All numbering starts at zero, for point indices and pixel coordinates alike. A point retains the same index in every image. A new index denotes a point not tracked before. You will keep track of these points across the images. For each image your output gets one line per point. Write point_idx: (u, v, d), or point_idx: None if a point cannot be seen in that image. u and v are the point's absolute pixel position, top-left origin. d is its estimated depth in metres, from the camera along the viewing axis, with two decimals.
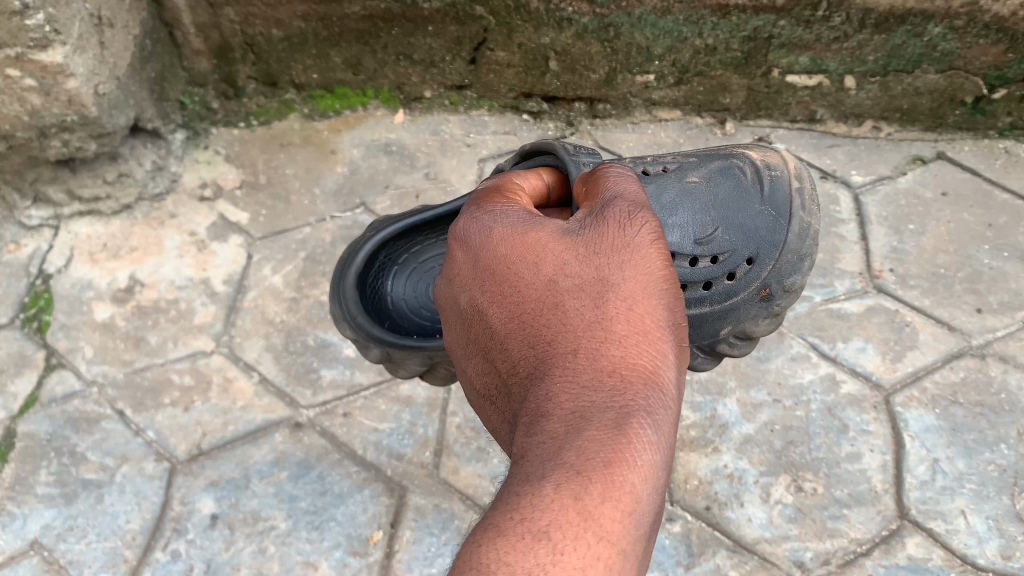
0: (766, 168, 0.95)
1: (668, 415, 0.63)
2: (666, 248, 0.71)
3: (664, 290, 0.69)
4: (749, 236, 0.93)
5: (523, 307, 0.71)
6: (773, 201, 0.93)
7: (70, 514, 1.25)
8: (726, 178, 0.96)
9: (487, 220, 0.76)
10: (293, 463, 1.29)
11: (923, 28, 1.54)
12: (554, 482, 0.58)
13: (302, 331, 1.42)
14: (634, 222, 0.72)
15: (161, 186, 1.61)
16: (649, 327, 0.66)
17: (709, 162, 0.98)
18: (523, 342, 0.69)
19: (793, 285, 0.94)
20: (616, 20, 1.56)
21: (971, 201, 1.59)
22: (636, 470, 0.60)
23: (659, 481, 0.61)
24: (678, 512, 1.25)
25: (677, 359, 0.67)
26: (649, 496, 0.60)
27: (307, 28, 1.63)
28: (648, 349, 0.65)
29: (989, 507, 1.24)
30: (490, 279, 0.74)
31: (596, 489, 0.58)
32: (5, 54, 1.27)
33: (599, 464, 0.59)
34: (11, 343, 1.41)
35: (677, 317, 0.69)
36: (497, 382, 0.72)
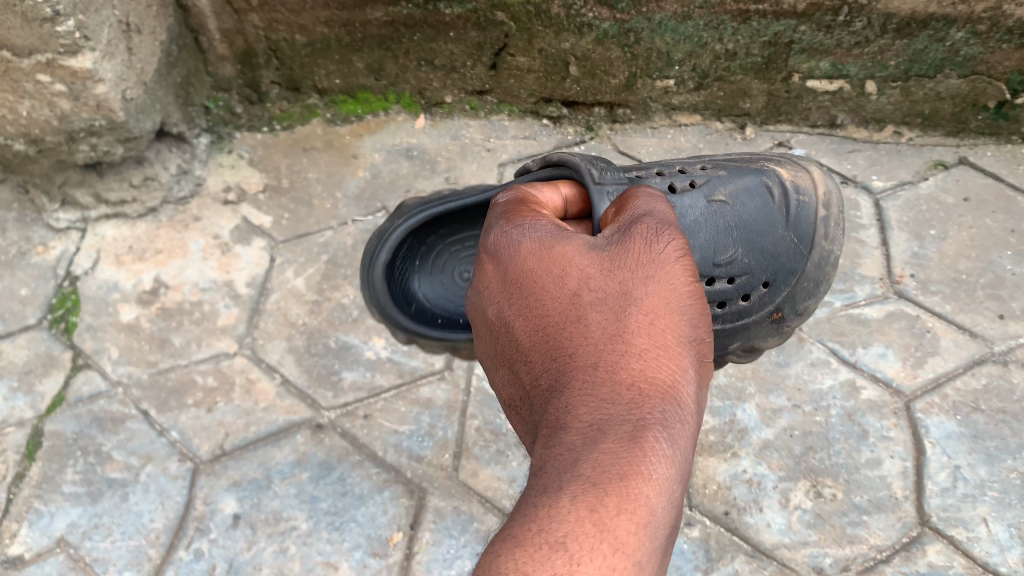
0: (794, 191, 0.99)
1: (685, 429, 0.64)
2: (690, 264, 0.72)
3: (686, 305, 0.69)
4: (770, 262, 0.96)
5: (547, 319, 0.71)
6: (796, 228, 0.97)
7: (96, 512, 1.27)
8: (753, 198, 0.97)
9: (514, 233, 0.77)
10: (314, 464, 1.30)
11: (945, 33, 1.53)
12: (570, 494, 0.59)
13: (324, 333, 1.44)
14: (659, 239, 0.72)
15: (186, 190, 1.63)
16: (669, 343, 0.67)
17: (738, 178, 0.99)
18: (546, 354, 0.70)
19: (805, 309, 0.99)
20: (636, 26, 1.57)
21: (993, 207, 1.58)
22: (651, 484, 0.60)
23: (674, 495, 0.62)
24: (697, 517, 1.25)
25: (697, 373, 0.68)
26: (663, 509, 0.61)
27: (330, 33, 1.65)
28: (667, 363, 0.66)
29: (1011, 514, 1.23)
30: (516, 291, 0.75)
31: (611, 502, 0.59)
32: (36, 60, 1.30)
33: (614, 476, 0.59)
34: (39, 343, 1.44)
35: (698, 333, 0.70)
36: (522, 393, 0.73)
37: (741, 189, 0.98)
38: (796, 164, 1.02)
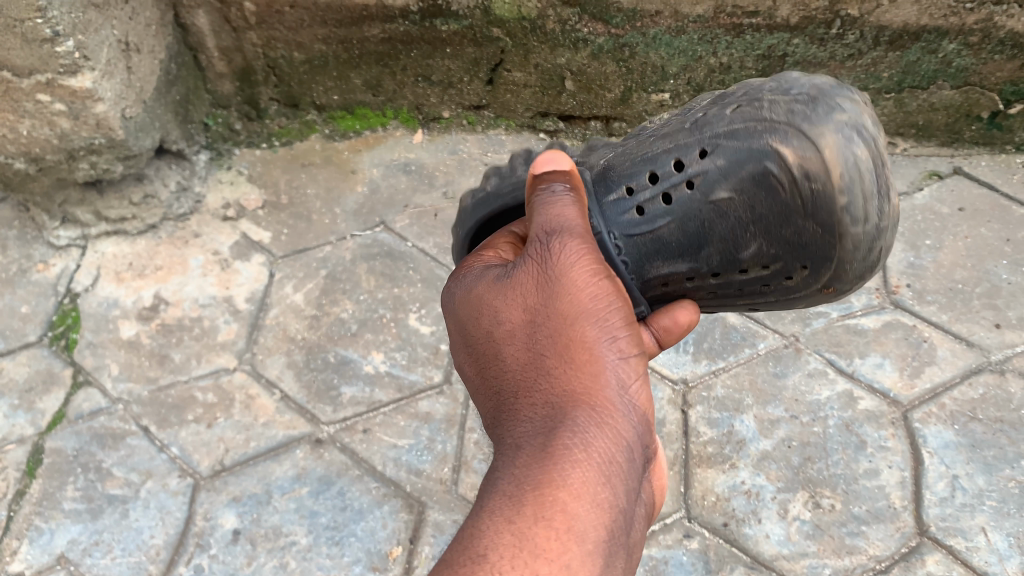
0: (803, 176, 0.75)
1: (599, 434, 0.68)
2: (590, 269, 0.77)
3: (592, 318, 0.74)
4: (796, 251, 0.80)
5: (487, 363, 0.79)
6: (819, 217, 0.76)
7: (96, 529, 1.27)
8: (760, 191, 0.79)
9: (455, 288, 0.86)
10: (313, 478, 1.31)
11: (937, 45, 1.55)
12: (492, 511, 0.63)
13: (323, 348, 1.45)
14: (556, 252, 0.78)
15: (185, 207, 1.64)
16: (575, 355, 0.72)
17: (739, 166, 0.80)
18: (488, 396, 0.78)
19: (863, 280, 0.81)
20: (631, 40, 1.58)
21: (988, 216, 1.59)
22: (568, 489, 0.64)
23: (600, 497, 0.65)
24: (696, 529, 1.24)
25: (616, 379, 0.72)
26: (587, 511, 0.63)
27: (327, 51, 1.66)
28: (577, 375, 0.72)
29: (1010, 524, 1.24)
30: (466, 343, 0.83)
31: (528, 512, 0.62)
32: (36, 80, 1.31)
33: (529, 488, 0.64)
34: (39, 361, 1.44)
35: (609, 333, 0.74)
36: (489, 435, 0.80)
37: (745, 179, 0.79)
38: (804, 128, 0.76)
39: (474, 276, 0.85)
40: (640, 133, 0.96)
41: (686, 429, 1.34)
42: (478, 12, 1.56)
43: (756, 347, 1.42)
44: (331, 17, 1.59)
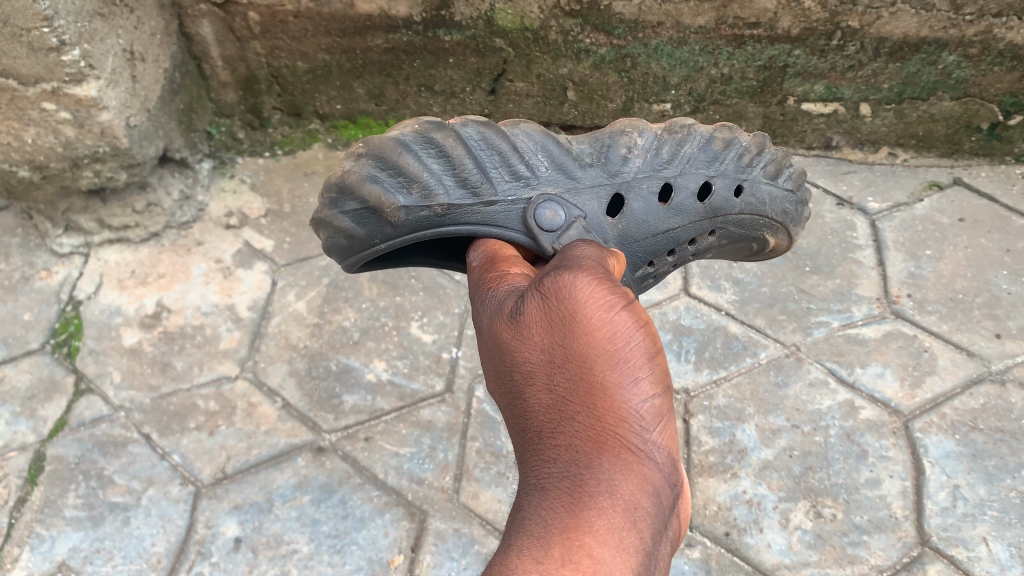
0: (766, 246, 1.11)
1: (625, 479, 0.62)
2: (609, 302, 0.68)
3: (612, 352, 0.67)
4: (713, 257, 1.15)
5: (508, 395, 0.73)
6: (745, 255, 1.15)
7: (98, 536, 1.27)
8: (732, 249, 1.10)
9: (478, 313, 0.80)
10: (315, 486, 1.31)
11: (937, 57, 1.55)
12: (517, 551, 0.60)
13: (325, 356, 1.45)
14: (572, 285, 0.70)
15: (188, 215, 1.65)
16: (603, 394, 0.65)
17: (734, 242, 1.06)
18: (514, 431, 0.72)
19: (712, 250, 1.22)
20: (633, 51, 1.59)
21: (988, 226, 1.59)
22: (593, 534, 0.59)
23: (626, 542, 0.60)
24: (697, 538, 1.24)
25: (643, 417, 0.65)
26: (613, 556, 0.59)
27: (331, 60, 1.67)
28: (601, 417, 0.65)
29: (1011, 534, 1.24)
30: (489, 369, 0.77)
31: (556, 553, 0.58)
32: (41, 89, 1.32)
33: (556, 531, 0.60)
34: (41, 368, 1.45)
35: (637, 371, 0.66)
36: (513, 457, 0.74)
37: (733, 247, 1.08)
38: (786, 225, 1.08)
39: (497, 302, 0.77)
40: (620, 167, 0.91)
41: (688, 438, 1.34)
42: (481, 22, 1.57)
43: (757, 356, 1.43)
44: (333, 27, 1.60)
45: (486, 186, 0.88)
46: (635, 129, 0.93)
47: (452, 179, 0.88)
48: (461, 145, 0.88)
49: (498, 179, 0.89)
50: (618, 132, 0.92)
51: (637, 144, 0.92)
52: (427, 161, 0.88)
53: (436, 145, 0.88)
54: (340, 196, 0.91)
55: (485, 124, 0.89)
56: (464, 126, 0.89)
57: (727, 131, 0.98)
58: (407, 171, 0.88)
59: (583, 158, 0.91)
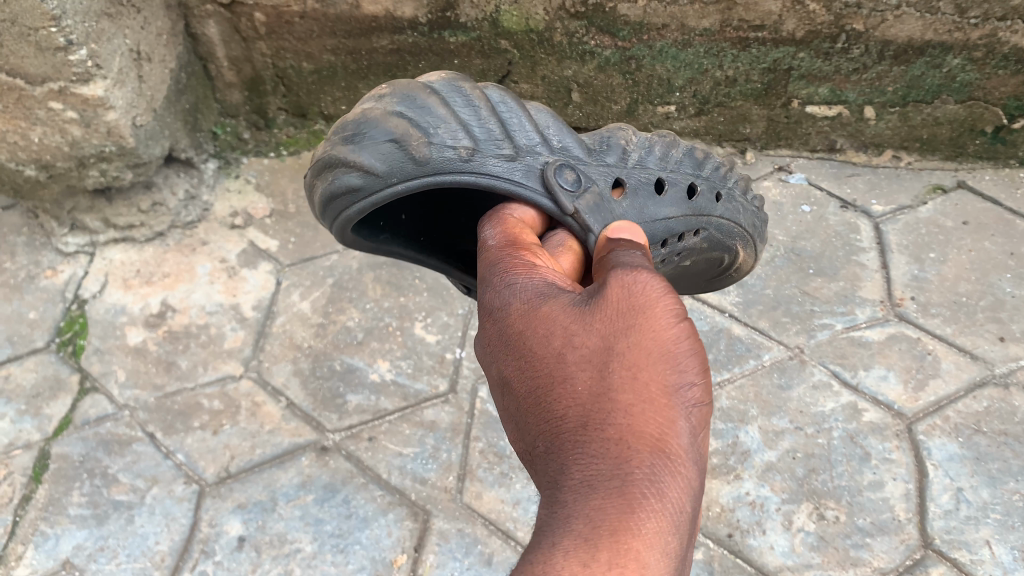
0: (735, 262, 1.15)
1: (676, 482, 0.59)
2: (673, 307, 0.69)
3: (668, 354, 0.66)
4: (678, 282, 1.18)
5: (535, 377, 0.68)
6: (709, 275, 1.19)
7: (102, 534, 1.27)
8: (707, 263, 1.12)
9: (506, 293, 0.76)
10: (318, 486, 1.31)
11: (942, 60, 1.55)
12: (564, 550, 0.55)
13: (329, 356, 1.46)
14: (638, 285, 0.70)
15: (193, 215, 1.66)
16: (659, 391, 0.63)
17: (712, 251, 1.08)
18: (537, 416, 0.66)
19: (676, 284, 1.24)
20: (638, 53, 1.60)
21: (992, 230, 1.59)
22: (642, 538, 0.56)
23: (670, 549, 0.57)
24: (700, 539, 1.25)
25: (691, 425, 0.64)
26: (659, 563, 0.56)
27: (336, 61, 1.68)
28: (655, 412, 0.62)
29: (1015, 537, 1.23)
30: (510, 348, 0.71)
31: (603, 556, 0.54)
32: (48, 88, 1.32)
33: (604, 532, 0.55)
34: (46, 366, 1.45)
35: (687, 378, 0.65)
36: (522, 450, 0.68)
37: (709, 258, 1.10)
38: (756, 237, 1.13)
39: (533, 289, 0.74)
40: (622, 151, 0.93)
41: None
42: (486, 24, 1.57)
43: (760, 358, 1.43)
44: (339, 28, 1.61)
45: (507, 143, 0.85)
46: (630, 128, 0.96)
47: (477, 129, 0.84)
48: (485, 101, 0.86)
49: (519, 135, 0.86)
50: (616, 128, 0.95)
51: (633, 138, 0.95)
52: (453, 109, 0.85)
53: (462, 97, 0.86)
54: (358, 133, 0.83)
55: (505, 91, 0.89)
56: (487, 90, 0.88)
57: (703, 146, 1.04)
58: (434, 112, 0.84)
59: (588, 143, 0.91)
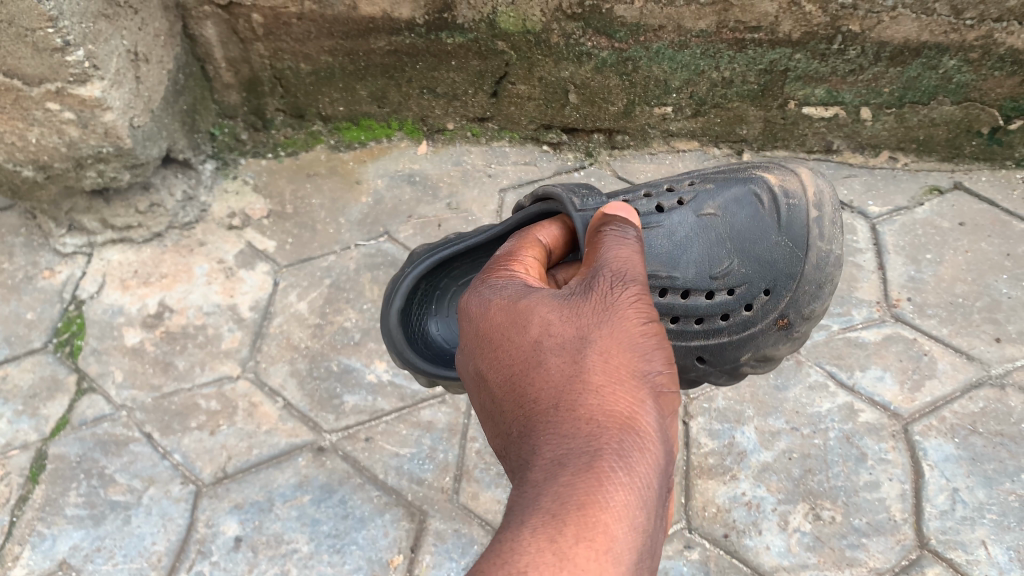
0: (783, 195, 1.03)
1: (642, 458, 0.67)
2: (647, 310, 0.79)
3: (637, 346, 0.76)
4: (766, 269, 1.02)
5: (515, 369, 0.77)
6: (789, 232, 1.01)
7: (98, 535, 1.27)
8: (741, 208, 1.04)
9: (487, 294, 0.85)
10: (315, 486, 1.31)
11: (938, 61, 1.56)
12: (534, 524, 0.61)
13: (326, 356, 1.46)
14: (620, 290, 0.80)
15: (191, 215, 1.66)
16: (626, 380, 0.72)
17: (727, 189, 1.06)
18: (515, 404, 0.75)
19: (812, 313, 1.02)
20: (634, 55, 1.61)
21: (988, 231, 1.60)
22: (609, 511, 0.62)
23: (638, 521, 0.64)
24: (696, 540, 1.24)
25: (656, 409, 0.72)
26: (626, 534, 0.62)
27: (333, 62, 1.68)
28: (621, 397, 0.71)
29: (1010, 537, 1.23)
30: (490, 345, 0.81)
31: (570, 530, 0.61)
32: (45, 89, 1.33)
33: (572, 507, 0.62)
34: (43, 367, 1.45)
35: (652, 368, 0.75)
36: (499, 439, 0.77)
37: (731, 197, 1.06)
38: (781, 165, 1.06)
39: (513, 288, 0.85)
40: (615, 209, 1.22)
41: (688, 440, 1.35)
42: (483, 25, 1.58)
43: None
44: (337, 30, 1.61)
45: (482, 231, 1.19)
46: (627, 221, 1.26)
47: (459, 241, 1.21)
48: None
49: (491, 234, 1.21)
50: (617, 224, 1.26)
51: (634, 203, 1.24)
52: None
53: None
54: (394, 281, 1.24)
55: None
56: None
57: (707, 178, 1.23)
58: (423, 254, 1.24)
59: None
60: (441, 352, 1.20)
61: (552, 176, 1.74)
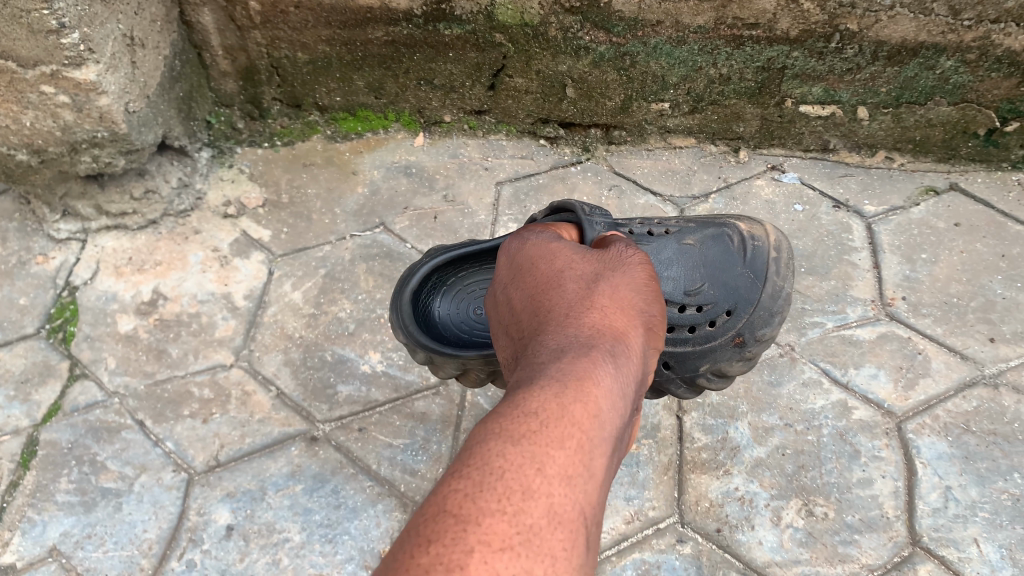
0: (751, 237, 1.10)
1: (631, 364, 0.76)
2: (650, 273, 0.91)
3: (639, 291, 0.86)
4: (730, 292, 1.08)
5: (535, 291, 0.88)
6: (753, 265, 1.08)
7: (89, 521, 1.24)
8: (716, 242, 1.11)
9: (523, 238, 0.98)
10: (308, 476, 1.30)
11: (935, 61, 1.56)
12: (541, 382, 0.69)
13: (320, 346, 1.45)
14: (630, 255, 0.93)
15: (187, 203, 1.65)
16: (626, 309, 0.82)
17: (705, 228, 1.14)
18: (531, 315, 0.85)
19: (765, 336, 1.07)
20: (632, 49, 1.61)
21: (984, 231, 1.60)
22: (601, 386, 0.70)
23: (622, 405, 0.71)
24: (689, 534, 1.23)
25: (647, 341, 0.82)
26: (613, 408, 0.70)
27: (331, 52, 1.68)
28: (621, 318, 0.80)
29: (1002, 536, 1.22)
30: (518, 274, 0.93)
31: (570, 391, 0.68)
32: (40, 72, 1.32)
33: (572, 376, 0.70)
34: (36, 353, 1.44)
35: (648, 310, 0.85)
36: (510, 349, 0.87)
37: (707, 234, 1.13)
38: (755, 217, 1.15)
39: (543, 238, 0.97)
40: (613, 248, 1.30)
41: (681, 435, 1.35)
42: (481, 17, 1.58)
43: None
44: (334, 19, 1.60)
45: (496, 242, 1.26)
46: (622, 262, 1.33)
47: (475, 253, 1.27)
48: None
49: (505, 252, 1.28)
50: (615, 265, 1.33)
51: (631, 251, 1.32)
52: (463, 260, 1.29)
53: None
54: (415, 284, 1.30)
55: None
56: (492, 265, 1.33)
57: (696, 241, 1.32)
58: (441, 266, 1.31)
59: None
60: (438, 335, 1.19)
61: (549, 170, 1.74)
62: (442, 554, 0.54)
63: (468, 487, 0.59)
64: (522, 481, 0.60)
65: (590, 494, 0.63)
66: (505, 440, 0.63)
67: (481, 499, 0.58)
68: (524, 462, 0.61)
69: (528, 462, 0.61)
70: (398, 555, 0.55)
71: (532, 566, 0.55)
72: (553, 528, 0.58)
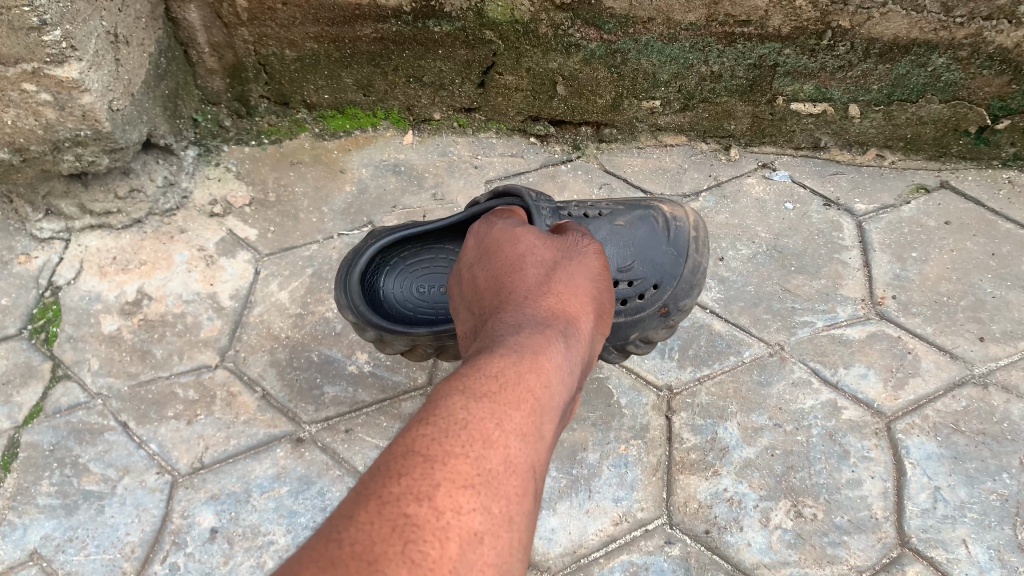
0: (673, 218, 1.19)
1: (581, 343, 0.84)
2: (603, 262, 0.99)
3: (592, 277, 0.95)
4: (657, 268, 1.16)
5: (499, 270, 0.95)
6: (676, 243, 1.17)
7: (71, 525, 1.23)
8: (642, 224, 1.19)
9: (490, 220, 1.05)
10: (293, 477, 1.28)
11: (927, 58, 1.55)
12: (502, 350, 0.76)
13: (307, 347, 1.44)
14: (586, 242, 1.00)
15: (172, 202, 1.64)
16: (579, 294, 0.91)
17: (629, 210, 1.21)
18: (493, 293, 0.92)
19: (687, 306, 1.16)
20: (623, 47, 1.60)
21: (974, 230, 1.59)
22: (553, 359, 0.78)
23: (570, 379, 0.79)
24: (677, 535, 1.22)
25: (595, 326, 0.90)
26: (563, 380, 0.77)
27: (319, 49, 1.66)
28: (573, 301, 0.88)
29: (991, 536, 1.21)
30: (485, 251, 0.99)
31: (525, 359, 0.76)
32: (21, 69, 1.30)
33: (530, 347, 0.77)
34: (17, 354, 1.42)
35: (598, 297, 0.93)
36: (470, 322, 0.95)
37: (634, 216, 1.20)
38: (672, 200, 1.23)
39: (510, 221, 1.04)
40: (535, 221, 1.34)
41: (670, 435, 1.33)
42: (471, 14, 1.57)
43: (741, 355, 1.43)
44: (322, 15, 1.59)
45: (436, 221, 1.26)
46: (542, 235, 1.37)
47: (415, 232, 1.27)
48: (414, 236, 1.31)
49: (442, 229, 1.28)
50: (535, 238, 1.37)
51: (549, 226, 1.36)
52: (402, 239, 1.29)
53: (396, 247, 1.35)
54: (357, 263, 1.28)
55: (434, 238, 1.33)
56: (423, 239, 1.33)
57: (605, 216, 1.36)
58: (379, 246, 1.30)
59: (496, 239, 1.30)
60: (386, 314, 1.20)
61: (539, 168, 1.73)
62: (410, 485, 0.60)
63: (434, 432, 0.66)
64: (482, 432, 0.67)
65: (540, 452, 0.70)
66: (469, 396, 0.70)
67: (445, 442, 0.65)
68: (486, 415, 0.68)
69: (489, 416, 0.68)
70: (368, 485, 0.62)
71: (490, 503, 0.62)
72: (508, 474, 0.65)
